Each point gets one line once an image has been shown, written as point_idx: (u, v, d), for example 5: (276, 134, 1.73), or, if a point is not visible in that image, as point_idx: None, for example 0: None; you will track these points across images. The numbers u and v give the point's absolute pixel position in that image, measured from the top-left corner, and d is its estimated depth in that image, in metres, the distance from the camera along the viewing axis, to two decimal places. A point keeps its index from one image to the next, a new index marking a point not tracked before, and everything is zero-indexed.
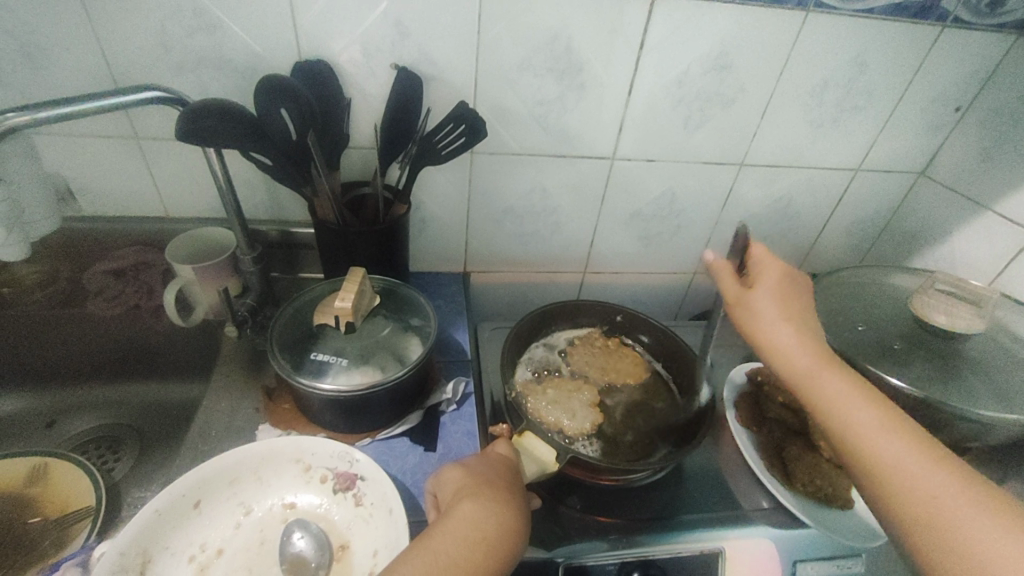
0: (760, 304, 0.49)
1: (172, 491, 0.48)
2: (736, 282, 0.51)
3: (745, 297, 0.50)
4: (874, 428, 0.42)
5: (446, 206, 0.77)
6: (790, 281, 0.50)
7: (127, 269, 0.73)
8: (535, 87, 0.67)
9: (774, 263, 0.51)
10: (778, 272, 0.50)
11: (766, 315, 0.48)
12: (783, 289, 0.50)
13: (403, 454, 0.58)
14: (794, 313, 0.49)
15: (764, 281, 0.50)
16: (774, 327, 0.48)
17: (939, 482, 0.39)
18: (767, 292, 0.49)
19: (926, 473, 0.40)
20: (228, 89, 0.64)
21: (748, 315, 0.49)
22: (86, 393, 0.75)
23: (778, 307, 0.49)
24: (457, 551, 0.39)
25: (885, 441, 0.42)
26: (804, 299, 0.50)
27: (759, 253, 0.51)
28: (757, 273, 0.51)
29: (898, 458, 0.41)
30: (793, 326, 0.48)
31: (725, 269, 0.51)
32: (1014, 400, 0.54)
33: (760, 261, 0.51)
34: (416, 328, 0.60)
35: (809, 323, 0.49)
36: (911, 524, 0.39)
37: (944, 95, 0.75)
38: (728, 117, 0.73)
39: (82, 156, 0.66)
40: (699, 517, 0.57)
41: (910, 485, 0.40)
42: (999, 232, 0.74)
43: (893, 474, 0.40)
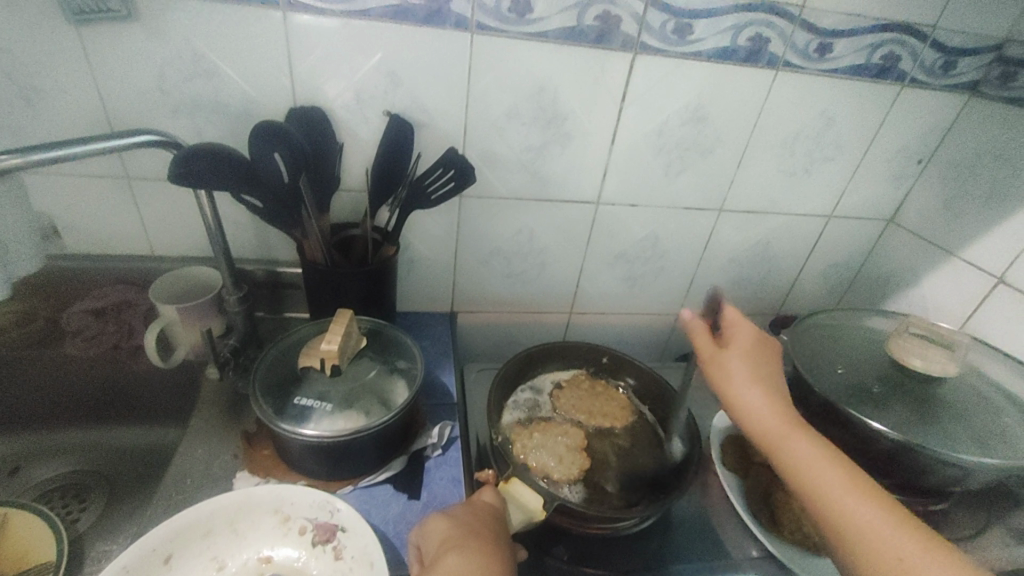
0: (731, 363, 0.50)
1: (142, 545, 0.46)
2: (709, 340, 0.53)
3: (717, 355, 0.51)
4: (846, 494, 0.43)
5: (435, 248, 0.78)
6: (761, 344, 0.52)
7: (109, 308, 0.71)
8: (522, 135, 0.70)
9: (746, 324, 0.53)
10: (749, 334, 0.53)
11: (737, 375, 0.50)
12: (755, 351, 0.51)
13: (386, 503, 0.56)
14: (763, 374, 0.50)
15: (737, 341, 0.52)
16: (745, 390, 0.49)
17: (913, 551, 0.39)
18: (739, 352, 0.51)
19: (901, 542, 0.40)
20: (221, 134, 0.65)
21: (720, 374, 0.51)
22: (55, 438, 0.72)
23: (749, 369, 0.50)
24: None
25: (858, 508, 0.42)
26: (773, 361, 0.52)
27: (732, 313, 0.54)
28: (731, 333, 0.53)
29: (871, 526, 0.41)
30: (763, 389, 0.49)
31: (699, 325, 0.53)
32: (991, 444, 0.55)
33: (733, 322, 0.54)
34: (402, 370, 0.60)
35: (779, 387, 0.50)
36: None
37: (907, 148, 0.79)
38: (707, 165, 0.76)
39: (70, 196, 0.66)
40: (688, 567, 0.56)
41: (887, 556, 0.40)
42: (966, 277, 0.77)
43: (871, 543, 0.40)
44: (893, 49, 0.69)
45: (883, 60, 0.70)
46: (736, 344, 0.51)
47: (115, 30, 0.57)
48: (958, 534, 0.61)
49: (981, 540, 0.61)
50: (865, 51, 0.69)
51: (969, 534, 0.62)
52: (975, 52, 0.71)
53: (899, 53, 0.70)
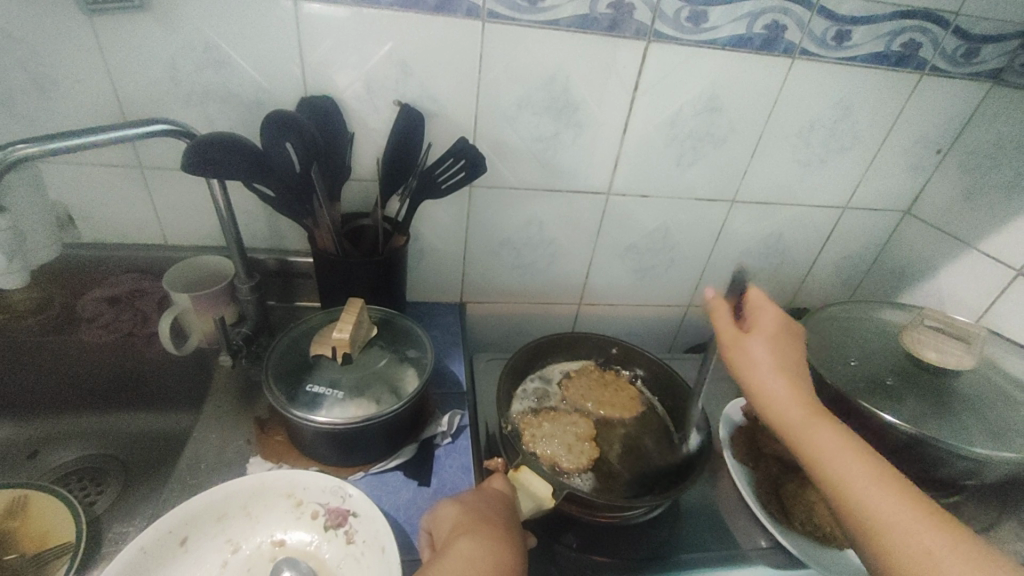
0: (754, 349, 0.50)
1: (159, 527, 0.47)
2: (734, 324, 0.51)
3: (740, 341, 0.50)
4: (868, 482, 0.43)
5: (445, 238, 0.78)
6: (786, 329, 0.51)
7: (124, 295, 0.73)
8: (533, 125, 0.69)
9: (771, 309, 0.52)
10: (775, 319, 0.51)
11: (759, 362, 0.49)
12: (779, 337, 0.50)
13: (397, 489, 0.57)
14: (786, 360, 0.50)
15: (761, 327, 0.51)
16: (767, 377, 0.48)
17: (934, 538, 0.39)
18: (762, 338, 0.50)
19: (921, 530, 0.40)
20: (233, 123, 0.65)
21: (743, 361, 0.50)
22: (72, 424, 0.73)
23: (772, 356, 0.49)
24: None
25: (879, 494, 0.42)
26: (796, 348, 0.51)
27: (756, 298, 0.53)
28: (754, 318, 0.52)
29: (892, 512, 0.41)
30: (786, 376, 0.49)
31: (723, 309, 0.52)
32: (1007, 438, 0.54)
33: (757, 307, 0.52)
34: (412, 359, 0.60)
35: (800, 374, 0.50)
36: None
37: (925, 138, 0.78)
38: (720, 155, 0.75)
39: (85, 185, 0.67)
40: (697, 556, 0.56)
41: (908, 542, 0.40)
42: (984, 270, 0.76)
43: (892, 530, 0.41)
44: (913, 37, 0.68)
45: (902, 48, 0.69)
46: (760, 330, 0.50)
47: (128, 18, 0.57)
48: (971, 527, 0.61)
49: (994, 533, 0.61)
50: (885, 39, 0.67)
51: (983, 528, 0.61)
52: (999, 39, 0.69)
53: (919, 41, 0.68)
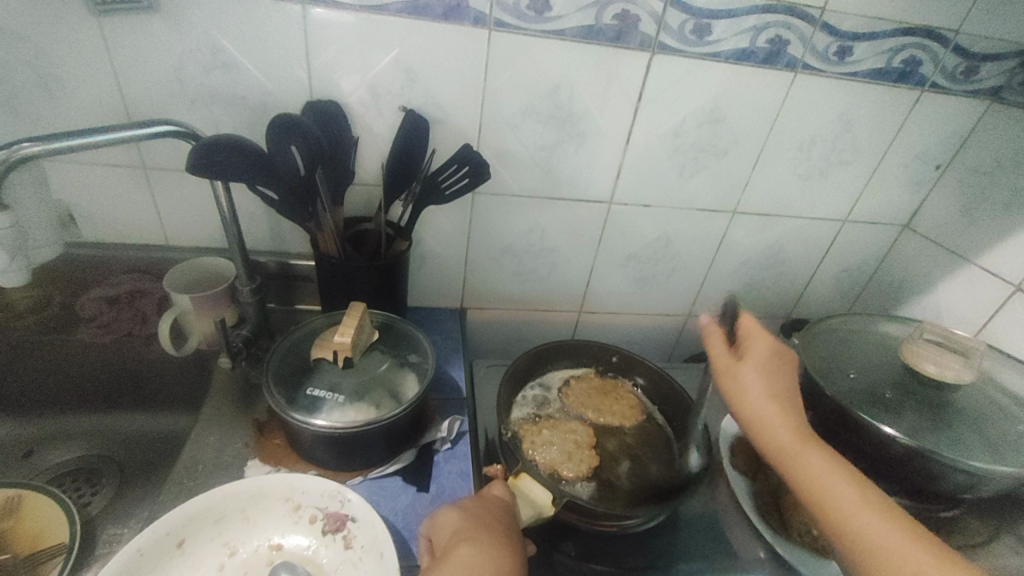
0: (746, 376, 0.50)
1: (156, 529, 0.47)
2: (725, 351, 0.52)
3: (733, 367, 0.51)
4: (859, 507, 0.43)
5: (447, 243, 0.78)
6: (778, 357, 0.52)
7: (123, 296, 0.73)
8: (537, 133, 0.70)
9: (763, 336, 0.52)
10: (767, 347, 0.52)
11: (752, 389, 0.49)
12: (771, 364, 0.51)
13: (395, 494, 0.56)
14: (778, 388, 0.50)
15: (753, 354, 0.51)
16: (760, 404, 0.49)
17: (925, 563, 0.40)
18: (755, 365, 0.50)
19: (914, 554, 0.40)
20: (238, 125, 0.65)
21: (736, 389, 0.50)
22: (67, 424, 0.72)
23: (764, 383, 0.50)
24: None
25: (870, 520, 0.42)
26: (789, 374, 0.52)
27: (749, 326, 0.53)
28: (746, 345, 0.52)
29: (883, 538, 0.41)
30: (778, 403, 0.49)
31: (716, 338, 0.52)
32: (1005, 453, 0.55)
33: (750, 334, 0.53)
34: (413, 364, 0.60)
35: (792, 400, 0.50)
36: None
37: (924, 153, 0.79)
38: (721, 166, 0.76)
39: (88, 183, 0.67)
40: (695, 566, 0.56)
41: (901, 568, 0.40)
42: (982, 285, 0.77)
43: (885, 555, 0.41)
44: (913, 54, 0.69)
45: (903, 64, 0.70)
46: (752, 356, 0.50)
47: (137, 20, 0.58)
48: (968, 541, 0.61)
49: (991, 548, 0.61)
50: (886, 55, 0.68)
51: (980, 543, 0.61)
52: (998, 57, 0.70)
53: (920, 57, 0.69)
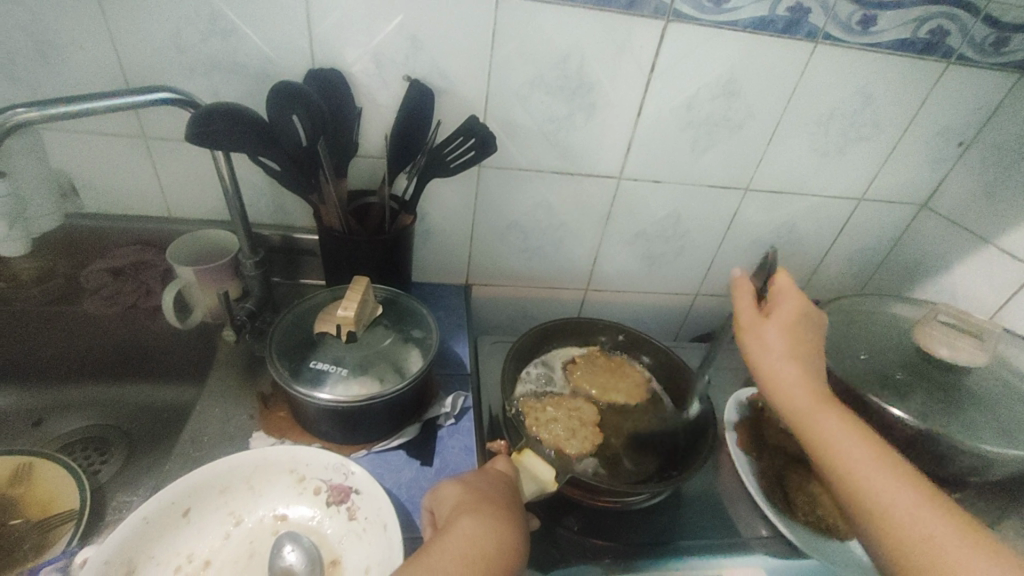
0: (768, 333, 0.50)
1: (161, 497, 0.47)
2: (752, 307, 0.52)
3: (756, 325, 0.51)
4: (875, 471, 0.43)
5: (452, 218, 0.77)
6: (807, 315, 0.51)
7: (127, 267, 0.72)
8: (545, 105, 0.68)
9: (794, 296, 0.52)
10: (797, 305, 0.51)
11: (773, 344, 0.50)
12: (797, 322, 0.51)
13: (399, 468, 0.57)
14: (801, 347, 0.50)
15: (779, 310, 0.51)
16: (780, 359, 0.49)
17: (941, 526, 0.39)
18: (780, 323, 0.50)
19: (927, 519, 0.40)
20: (239, 94, 0.64)
21: (757, 344, 0.51)
22: (76, 394, 0.73)
23: (786, 339, 0.50)
24: (454, 569, 0.38)
25: (886, 483, 0.42)
26: (816, 335, 0.51)
27: (781, 284, 0.53)
28: (776, 301, 0.52)
29: (897, 500, 0.41)
30: (799, 362, 0.49)
31: (745, 292, 0.53)
32: (1015, 436, 0.54)
33: (779, 292, 0.52)
34: (417, 339, 0.59)
35: (816, 360, 0.50)
36: (911, 567, 0.39)
37: (947, 129, 0.76)
38: (735, 141, 0.73)
39: (88, 153, 0.66)
40: (696, 543, 0.56)
41: (911, 530, 0.40)
42: (1000, 265, 0.75)
43: (895, 517, 0.40)
44: (942, 24, 0.65)
45: (929, 35, 0.66)
46: (778, 314, 0.50)
47: None
48: None
49: None
50: (913, 24, 0.65)
51: (986, 524, 0.61)
52: None
53: (948, 28, 0.66)
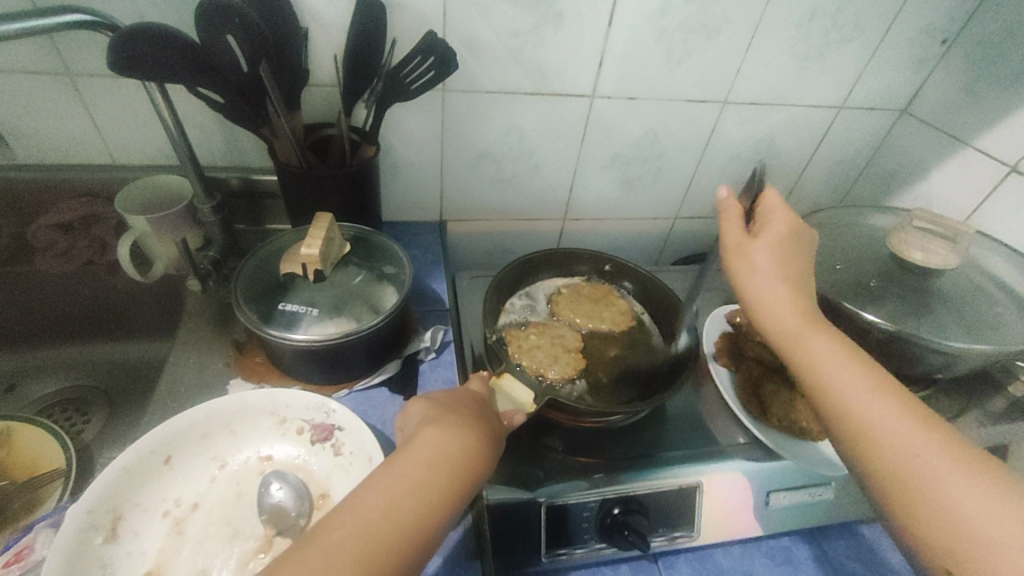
0: (756, 253, 0.48)
1: (139, 447, 0.46)
2: (740, 228, 0.50)
3: (744, 244, 0.49)
4: (860, 389, 0.41)
5: (419, 150, 0.73)
6: (796, 234, 0.50)
7: (76, 222, 0.67)
8: (508, 16, 0.62)
9: (782, 215, 0.50)
10: (787, 225, 0.50)
11: (761, 263, 0.48)
12: (785, 243, 0.49)
13: (383, 403, 0.57)
14: (789, 268, 0.48)
15: (767, 231, 0.49)
16: (767, 279, 0.47)
17: (924, 442, 0.38)
18: (768, 243, 0.48)
19: (909, 435, 0.38)
20: (167, 16, 0.57)
21: (744, 264, 0.49)
22: (47, 357, 0.71)
23: (775, 260, 0.48)
24: (418, 473, 0.39)
25: (871, 402, 0.40)
26: (805, 256, 0.50)
27: (770, 201, 0.52)
28: (764, 222, 0.51)
29: (881, 419, 0.40)
30: (786, 282, 0.47)
31: (733, 210, 0.51)
32: (982, 332, 0.55)
33: (768, 212, 0.51)
34: (390, 276, 0.58)
35: (803, 281, 0.48)
36: (891, 481, 0.38)
37: (932, 25, 0.72)
38: (712, 49, 0.69)
39: (8, 96, 0.60)
40: (678, 453, 0.58)
41: (893, 446, 0.38)
42: (977, 168, 0.74)
43: (878, 435, 0.39)
44: None
45: None
46: (768, 233, 0.48)
47: None
48: (938, 416, 0.64)
49: (959, 421, 0.64)
50: None
51: (951, 416, 0.64)
52: None
53: None
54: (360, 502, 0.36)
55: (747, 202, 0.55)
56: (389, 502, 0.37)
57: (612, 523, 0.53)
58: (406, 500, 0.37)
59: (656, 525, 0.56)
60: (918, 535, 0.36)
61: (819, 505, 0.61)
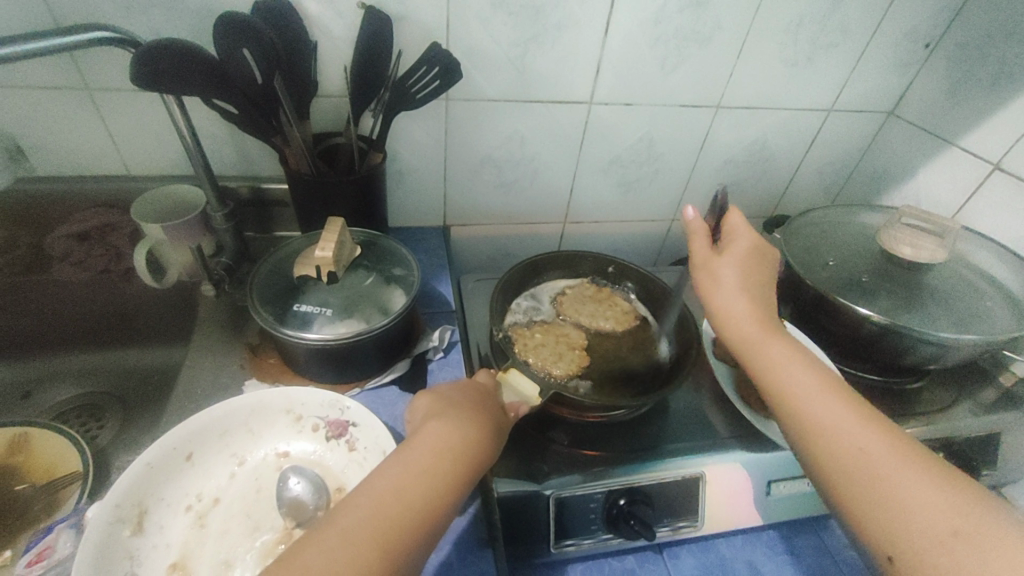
0: (721, 268, 0.51)
1: (162, 444, 0.48)
2: (706, 245, 0.53)
3: (710, 260, 0.52)
4: (817, 393, 0.43)
5: (424, 157, 0.75)
6: (757, 252, 0.52)
7: (93, 232, 0.70)
8: (509, 28, 0.65)
9: (746, 234, 0.53)
10: (748, 244, 0.52)
11: (726, 276, 0.50)
12: (749, 260, 0.51)
13: (394, 401, 0.59)
14: (753, 283, 0.51)
15: (733, 248, 0.52)
16: (729, 292, 0.50)
17: (876, 443, 0.39)
18: (732, 259, 0.51)
19: (871, 440, 0.39)
20: (183, 31, 0.60)
21: (709, 278, 0.51)
22: (62, 363, 0.73)
23: (739, 274, 0.50)
24: (428, 460, 0.40)
25: (827, 405, 0.42)
26: (767, 273, 0.52)
27: (734, 223, 0.54)
28: (728, 241, 0.53)
29: (836, 420, 0.41)
30: (749, 295, 0.50)
31: (699, 229, 0.53)
32: (971, 324, 0.58)
33: (733, 232, 0.54)
34: (399, 278, 0.60)
35: (765, 295, 0.51)
36: (847, 481, 0.38)
37: (915, 30, 0.75)
38: (705, 55, 0.72)
39: (28, 110, 0.62)
40: (681, 445, 0.60)
41: (846, 445, 0.39)
42: (963, 167, 0.77)
43: (831, 435, 0.40)
44: None
45: None
46: (731, 250, 0.51)
47: None
48: (933, 407, 0.66)
49: (955, 412, 0.66)
50: None
51: (946, 406, 0.66)
52: None
53: None
54: (374, 487, 0.38)
55: (713, 223, 0.57)
56: (401, 486, 0.38)
57: (617, 514, 0.55)
58: (415, 484, 0.39)
59: (660, 515, 0.57)
60: (869, 532, 0.36)
61: (819, 495, 0.62)
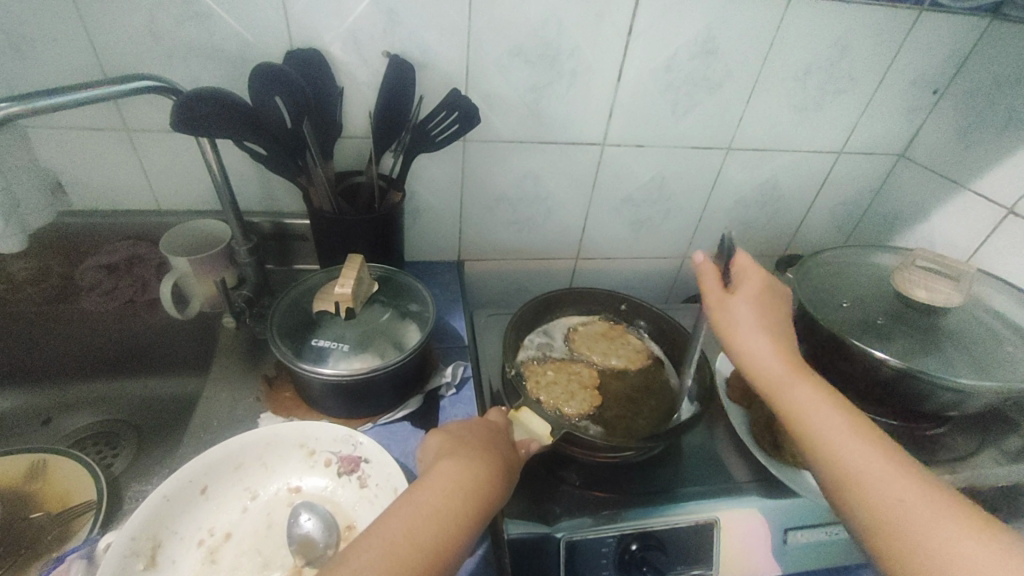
0: (737, 307, 0.51)
1: (179, 476, 0.49)
2: (719, 284, 0.52)
3: (725, 300, 0.51)
4: (841, 434, 0.43)
5: (440, 195, 0.78)
6: (771, 291, 0.52)
7: (120, 263, 0.72)
8: (526, 75, 0.68)
9: (757, 273, 0.52)
10: (761, 283, 0.52)
11: (741, 316, 0.50)
12: (764, 300, 0.51)
13: (406, 437, 0.59)
14: (768, 322, 0.50)
15: (745, 288, 0.52)
16: (748, 333, 0.49)
17: (904, 486, 0.39)
18: (747, 299, 0.51)
19: (895, 479, 0.40)
20: (219, 79, 0.64)
21: (726, 318, 0.51)
22: (85, 391, 0.75)
23: (755, 314, 0.50)
24: (439, 502, 0.41)
25: (852, 446, 0.42)
26: (782, 312, 0.52)
27: (744, 262, 0.53)
28: (741, 279, 0.53)
29: (862, 463, 0.41)
30: (767, 334, 0.50)
31: (710, 270, 0.52)
32: (992, 370, 0.57)
33: (744, 271, 0.53)
34: (414, 314, 0.61)
35: (782, 333, 0.51)
36: (878, 526, 0.39)
37: (922, 77, 0.77)
38: (715, 101, 0.74)
39: (70, 149, 0.66)
40: (695, 489, 0.59)
41: (874, 489, 0.40)
42: (977, 210, 0.77)
43: (859, 478, 0.41)
44: None
45: None
46: (744, 291, 0.51)
47: None
48: (956, 454, 0.64)
49: (979, 460, 0.64)
50: None
51: (969, 454, 0.64)
52: None
53: None
54: (386, 528, 0.38)
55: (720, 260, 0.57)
56: (412, 528, 0.38)
57: (631, 559, 0.54)
58: (428, 526, 0.39)
59: (674, 562, 0.56)
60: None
61: (839, 545, 0.60)
